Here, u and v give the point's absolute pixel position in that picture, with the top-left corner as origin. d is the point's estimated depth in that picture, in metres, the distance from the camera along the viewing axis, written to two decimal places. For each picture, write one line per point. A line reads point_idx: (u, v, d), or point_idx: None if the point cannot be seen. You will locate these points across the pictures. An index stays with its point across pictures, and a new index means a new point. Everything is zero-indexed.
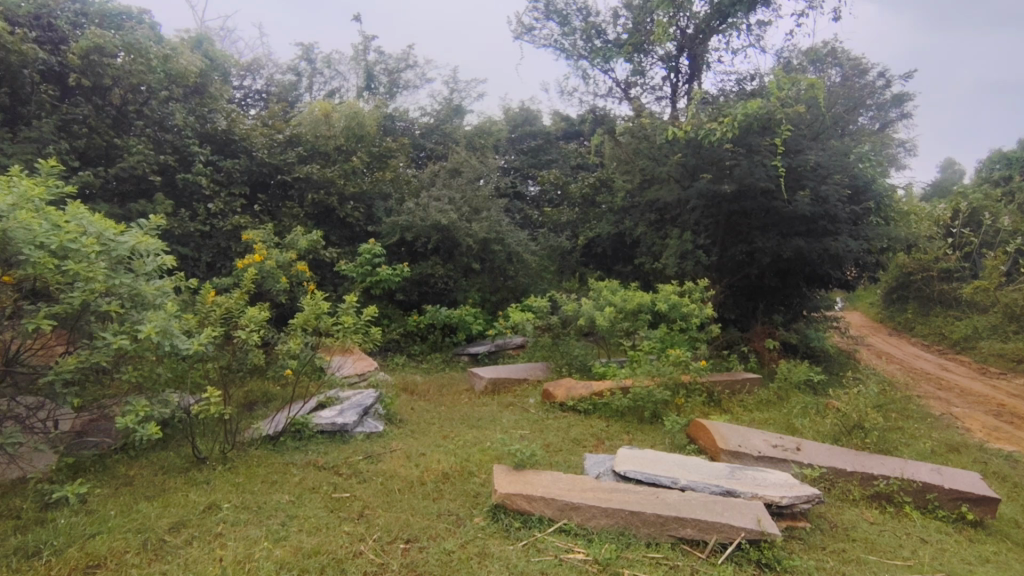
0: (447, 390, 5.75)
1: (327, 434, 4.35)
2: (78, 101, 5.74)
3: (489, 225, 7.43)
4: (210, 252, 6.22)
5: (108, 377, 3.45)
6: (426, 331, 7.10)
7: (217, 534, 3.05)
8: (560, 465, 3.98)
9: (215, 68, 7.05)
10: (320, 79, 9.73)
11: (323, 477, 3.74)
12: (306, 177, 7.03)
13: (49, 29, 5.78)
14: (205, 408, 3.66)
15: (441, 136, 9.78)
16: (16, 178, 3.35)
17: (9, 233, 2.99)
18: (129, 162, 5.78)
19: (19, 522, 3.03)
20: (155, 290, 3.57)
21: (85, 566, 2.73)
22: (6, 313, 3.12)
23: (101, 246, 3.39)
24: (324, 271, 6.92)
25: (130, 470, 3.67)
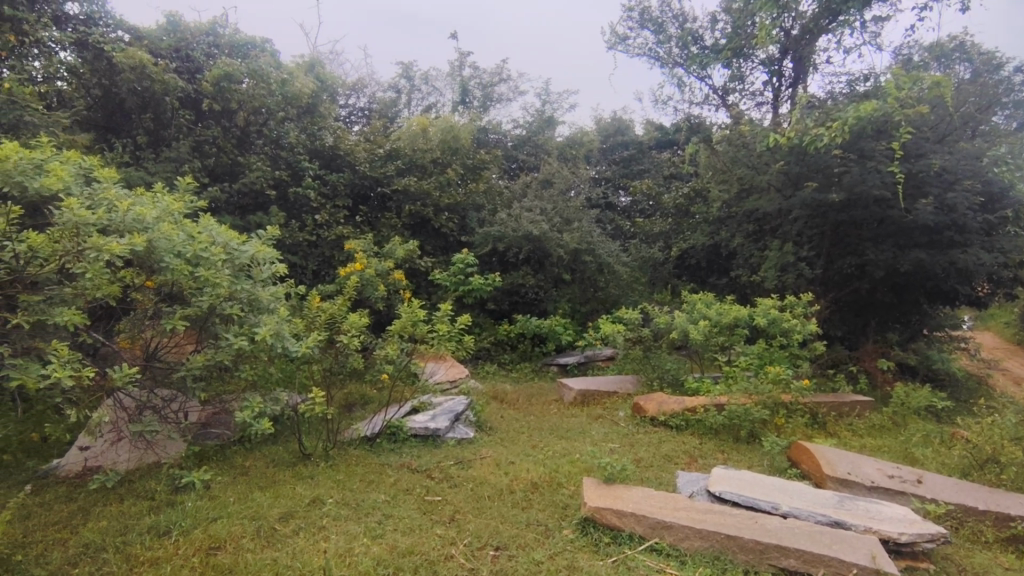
0: (535, 400, 5.78)
1: (420, 437, 4.50)
2: (210, 124, 6.35)
3: (580, 236, 7.43)
4: (316, 260, 6.64)
5: (229, 374, 3.76)
6: (516, 341, 7.25)
7: (321, 527, 3.24)
8: (652, 481, 3.86)
9: (325, 89, 7.50)
10: (419, 95, 10.25)
11: (416, 480, 3.87)
12: (404, 189, 7.35)
13: (187, 60, 6.44)
14: (310, 407, 3.87)
15: (532, 147, 9.91)
16: (161, 194, 3.76)
17: (154, 243, 3.35)
18: (250, 178, 6.32)
19: (154, 503, 3.37)
20: (270, 296, 3.83)
21: (209, 547, 2.98)
22: (148, 313, 3.50)
23: (227, 255, 3.70)
24: (419, 280, 7.20)
25: (246, 461, 3.98)
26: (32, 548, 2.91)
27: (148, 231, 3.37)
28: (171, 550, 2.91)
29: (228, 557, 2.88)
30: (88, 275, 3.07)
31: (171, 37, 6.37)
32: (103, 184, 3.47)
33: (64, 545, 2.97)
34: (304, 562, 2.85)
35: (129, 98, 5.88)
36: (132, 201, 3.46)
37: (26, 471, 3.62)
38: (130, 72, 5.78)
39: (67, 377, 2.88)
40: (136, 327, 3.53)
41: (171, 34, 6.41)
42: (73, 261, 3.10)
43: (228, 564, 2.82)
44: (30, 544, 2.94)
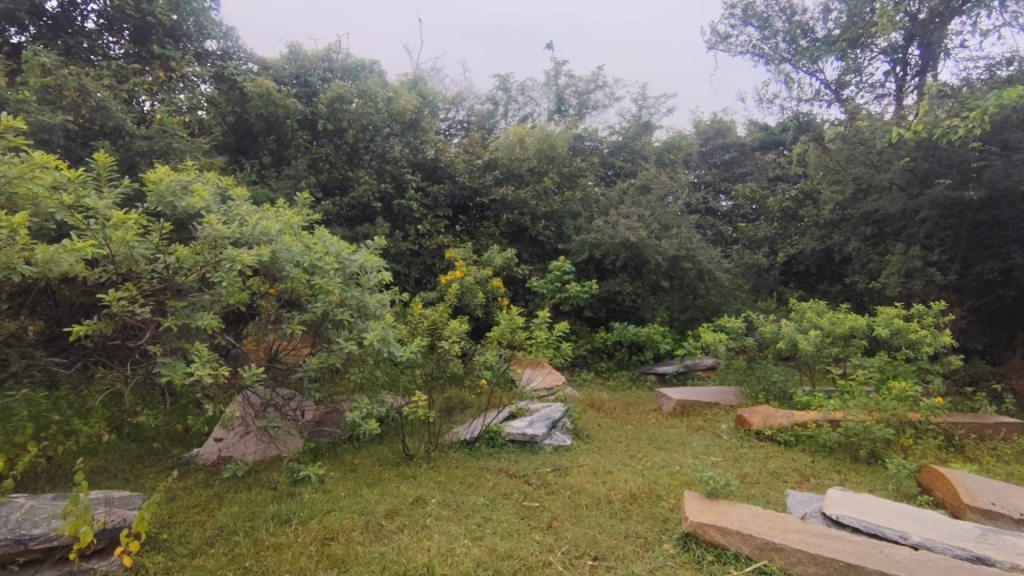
0: (633, 409, 5.68)
1: (518, 443, 4.58)
2: (324, 143, 6.85)
3: (679, 242, 7.24)
4: (418, 269, 6.93)
5: (340, 376, 4.01)
6: (613, 349, 7.16)
7: (424, 526, 3.37)
8: (759, 499, 3.65)
9: (427, 104, 7.80)
10: (515, 106, 10.46)
11: (514, 485, 3.92)
12: (502, 199, 7.52)
13: (305, 85, 7.00)
14: (414, 409, 4.05)
15: (629, 153, 9.81)
16: (283, 209, 4.10)
17: (278, 253, 3.67)
18: (359, 191, 6.71)
19: (276, 493, 3.66)
20: (377, 302, 4.04)
21: (324, 537, 3.19)
22: (271, 317, 3.82)
23: (339, 264, 3.96)
24: (516, 287, 7.31)
25: (355, 459, 4.22)
26: (175, 527, 3.24)
27: (272, 243, 3.69)
28: (291, 538, 3.15)
29: (341, 548, 3.07)
30: (223, 283, 3.41)
31: (292, 65, 6.94)
32: (236, 201, 3.84)
33: (202, 526, 3.29)
34: (410, 558, 2.97)
35: (258, 123, 6.45)
36: (260, 216, 3.79)
37: (172, 457, 4.05)
38: (258, 99, 6.33)
39: (207, 374, 3.21)
40: (261, 330, 3.83)
41: (292, 62, 6.99)
42: (212, 271, 3.46)
43: (342, 555, 3.01)
44: (176, 523, 3.28)
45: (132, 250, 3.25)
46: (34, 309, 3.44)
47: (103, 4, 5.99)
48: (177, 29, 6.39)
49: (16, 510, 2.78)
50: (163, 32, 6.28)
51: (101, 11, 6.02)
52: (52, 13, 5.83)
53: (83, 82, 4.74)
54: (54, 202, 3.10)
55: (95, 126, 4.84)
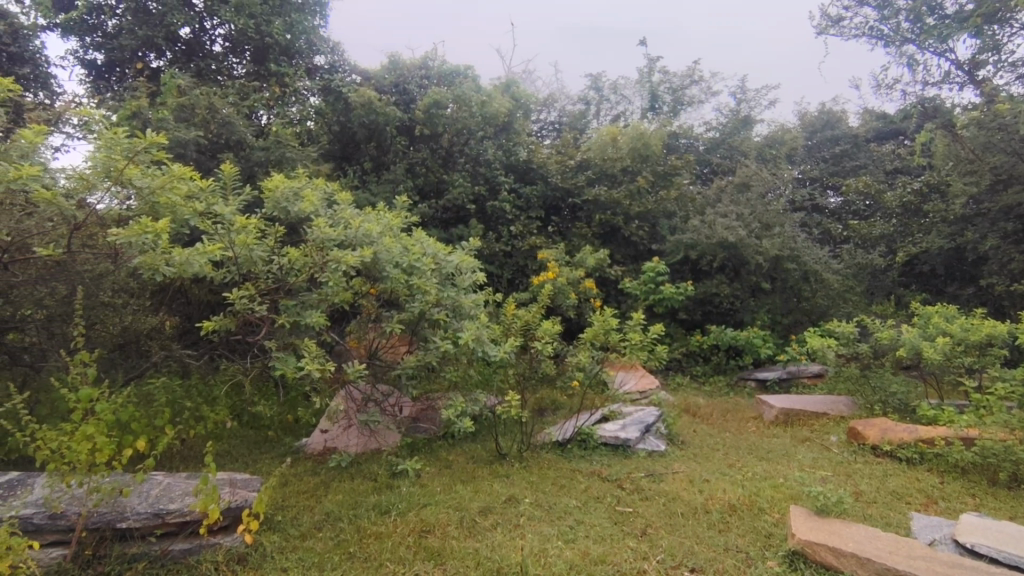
0: (731, 416, 5.43)
1: (610, 446, 4.52)
2: (421, 148, 7.09)
3: (782, 242, 6.92)
4: (511, 269, 7.01)
5: (435, 374, 4.12)
6: (709, 353, 6.88)
7: (517, 524, 3.39)
8: (878, 521, 3.35)
9: (520, 106, 7.85)
10: (607, 105, 10.33)
11: (607, 488, 3.87)
12: (595, 199, 7.46)
13: (404, 93, 7.28)
14: (507, 408, 4.09)
15: (727, 150, 9.42)
16: (385, 212, 4.29)
17: (379, 255, 3.84)
18: (454, 194, 6.89)
19: (376, 484, 3.82)
20: (472, 302, 4.13)
21: (422, 529, 3.29)
22: (371, 316, 3.97)
23: (436, 264, 4.09)
24: (608, 288, 7.22)
25: (450, 455, 4.33)
26: (288, 510, 3.47)
27: (374, 244, 3.86)
28: (391, 528, 3.27)
29: (437, 541, 3.16)
30: (330, 283, 3.62)
31: (392, 74, 7.24)
32: (342, 206, 4.05)
33: (311, 511, 3.49)
34: (503, 556, 3.00)
35: (360, 130, 6.66)
36: (363, 219, 3.98)
37: (283, 445, 4.33)
38: (361, 108, 6.59)
39: (315, 369, 3.42)
40: (362, 329, 3.99)
41: (392, 71, 7.28)
42: (320, 271, 3.67)
43: (438, 548, 3.09)
44: (288, 506, 3.51)
45: (251, 252, 3.53)
46: (171, 305, 3.87)
47: (229, 28, 6.58)
48: (291, 47, 6.88)
49: (155, 486, 3.08)
50: (279, 50, 6.79)
51: (227, 34, 6.61)
52: (186, 39, 6.48)
53: (212, 101, 5.23)
54: (189, 210, 3.44)
55: (222, 139, 5.27)
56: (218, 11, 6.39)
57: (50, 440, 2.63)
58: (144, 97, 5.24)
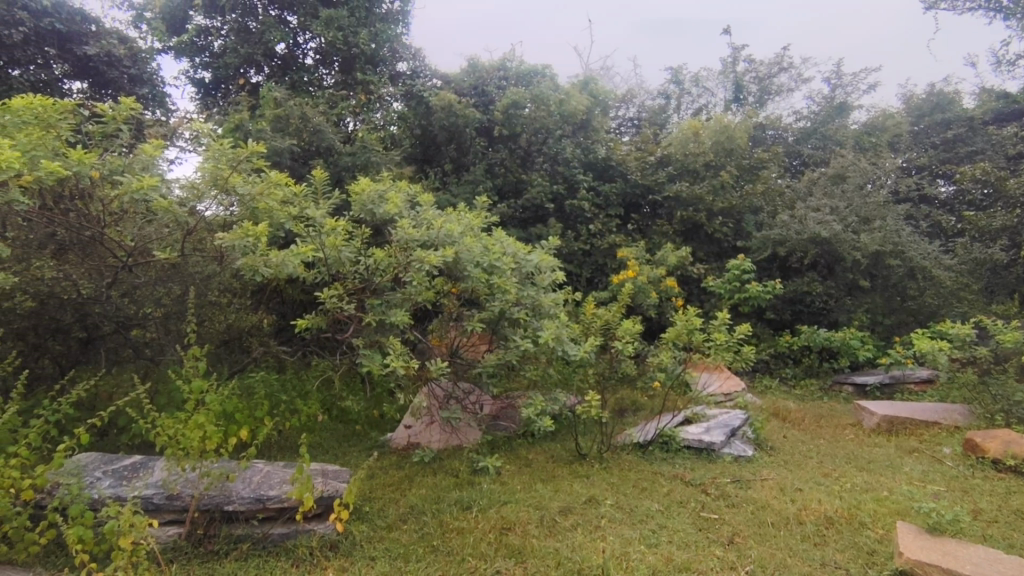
0: (826, 422, 5.10)
1: (693, 449, 4.38)
2: (500, 148, 7.14)
3: (884, 236, 6.52)
4: (590, 268, 6.94)
5: (515, 373, 4.15)
6: (800, 354, 6.50)
7: (597, 526, 3.35)
8: (1000, 543, 3.03)
9: (598, 103, 7.71)
10: (688, 99, 10.05)
11: (691, 493, 3.74)
12: (676, 195, 7.27)
13: (483, 95, 7.36)
14: (587, 408, 4.06)
15: (820, 139, 8.95)
16: (466, 213, 4.37)
17: (461, 255, 3.91)
18: (532, 194, 6.89)
19: (459, 479, 3.89)
20: (551, 301, 4.13)
21: (503, 526, 3.32)
22: (453, 315, 4.03)
23: (516, 264, 4.13)
24: (691, 287, 7.00)
25: (529, 454, 4.34)
26: (375, 501, 3.60)
27: (456, 244, 3.92)
28: (473, 524, 3.32)
29: (518, 539, 3.17)
30: (414, 282, 3.73)
31: (471, 77, 7.34)
32: (424, 207, 4.15)
33: (397, 503, 3.60)
34: (584, 557, 2.97)
35: (441, 133, 6.77)
36: (445, 220, 4.06)
37: (370, 439, 4.47)
38: (441, 111, 6.69)
39: (400, 366, 3.53)
40: (444, 327, 4.04)
41: (472, 74, 7.38)
42: (404, 271, 3.79)
43: (519, 546, 3.10)
44: (375, 497, 3.63)
45: (340, 253, 3.70)
46: (269, 304, 4.12)
47: (319, 42, 6.93)
48: (376, 56, 7.15)
49: (257, 473, 3.29)
50: (364, 60, 7.08)
51: (318, 47, 6.97)
52: (281, 54, 6.89)
53: (306, 111, 5.53)
54: (284, 214, 3.65)
55: (314, 147, 5.55)
56: (310, 26, 6.76)
57: (167, 427, 2.87)
58: (245, 110, 5.62)
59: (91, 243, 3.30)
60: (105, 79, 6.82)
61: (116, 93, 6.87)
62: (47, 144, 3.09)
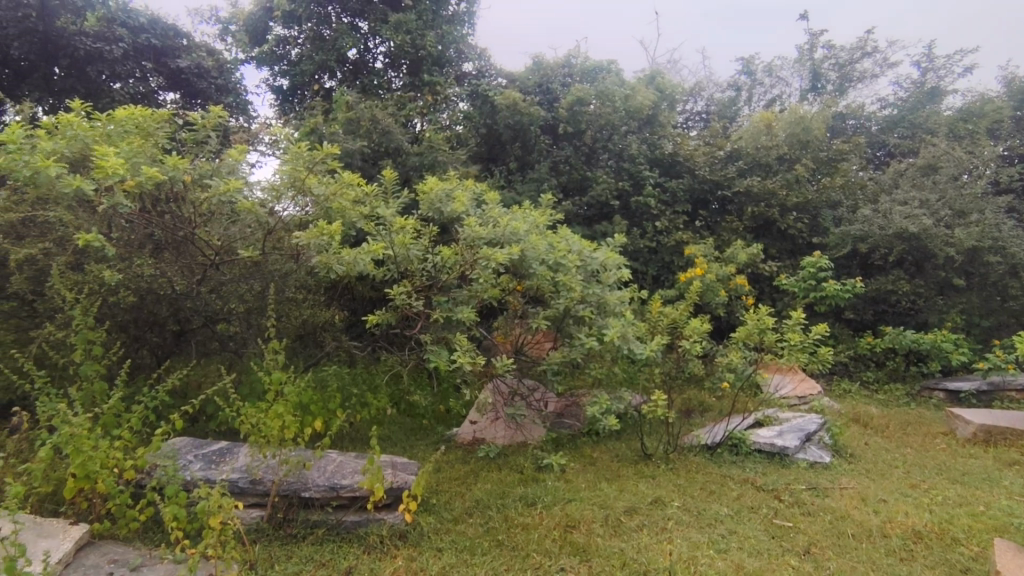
0: (912, 430, 4.79)
1: (765, 453, 4.23)
2: (564, 146, 7.11)
3: (981, 231, 6.08)
4: (656, 266, 6.80)
5: (580, 371, 4.13)
6: (883, 357, 6.12)
7: (664, 528, 3.28)
8: None
9: (665, 98, 7.60)
10: (760, 89, 9.73)
11: (763, 499, 3.60)
12: (747, 190, 7.04)
13: (547, 92, 7.32)
14: (654, 408, 3.99)
15: (908, 127, 8.41)
16: (531, 210, 4.40)
17: (526, 252, 3.94)
18: (597, 191, 6.81)
19: (523, 475, 3.92)
20: (616, 299, 4.10)
21: (566, 523, 3.32)
22: (518, 313, 4.06)
23: (581, 261, 4.13)
24: (762, 285, 6.72)
25: (594, 452, 4.30)
26: (443, 492, 3.68)
27: (521, 242, 3.96)
28: (537, 520, 3.34)
29: (582, 537, 3.16)
30: (481, 279, 3.79)
31: (535, 75, 7.30)
32: (490, 205, 4.21)
33: (462, 496, 3.66)
34: (650, 559, 2.93)
35: (506, 132, 6.81)
36: (511, 218, 4.09)
37: (436, 433, 4.53)
38: (506, 110, 6.73)
39: (467, 362, 3.59)
40: (509, 325, 4.07)
41: (536, 72, 7.36)
42: (470, 268, 3.85)
43: (583, 544, 3.09)
44: (442, 490, 3.70)
45: (409, 251, 3.80)
46: (341, 301, 4.29)
47: (389, 46, 7.13)
48: (442, 57, 7.29)
49: (331, 462, 3.43)
50: (432, 61, 7.22)
51: (388, 51, 7.17)
52: (353, 59, 7.13)
53: (375, 113, 5.69)
54: (356, 213, 3.82)
55: (383, 148, 5.71)
56: (380, 31, 6.95)
57: (250, 416, 3.05)
58: (320, 114, 5.84)
59: (184, 242, 3.55)
60: (195, 90, 7.27)
61: (205, 102, 7.32)
62: (145, 151, 3.37)
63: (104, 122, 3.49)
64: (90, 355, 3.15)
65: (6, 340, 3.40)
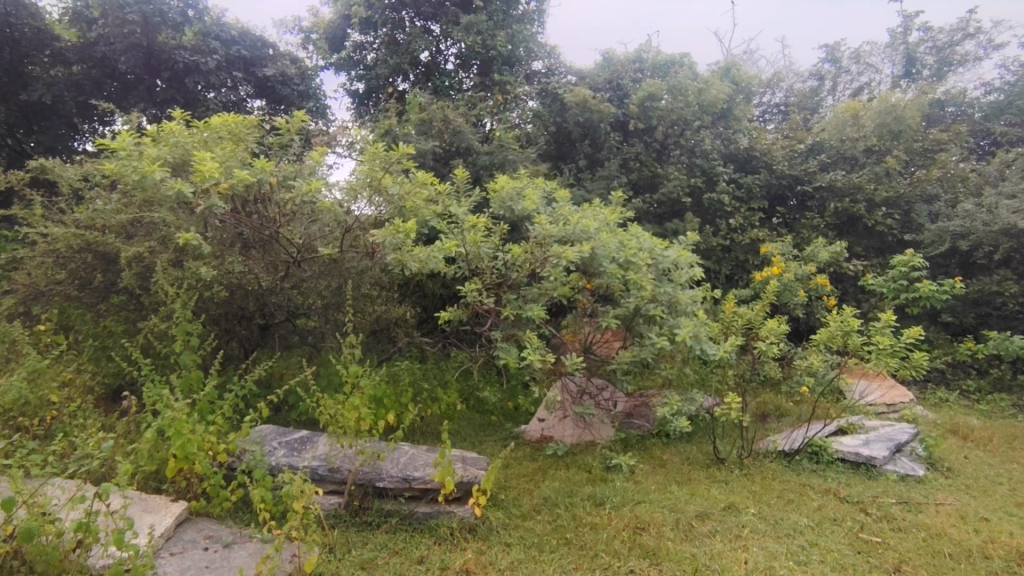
0: (1020, 444, 4.41)
1: (849, 463, 4.01)
2: (634, 143, 6.99)
3: None
4: (730, 264, 6.56)
5: (650, 371, 4.05)
6: (986, 364, 5.69)
7: (739, 536, 3.17)
8: None
9: (740, 91, 7.24)
10: (846, 78, 9.19)
11: (847, 511, 3.40)
12: (830, 185, 6.72)
13: (617, 88, 7.18)
14: (728, 411, 3.85)
15: (1017, 114, 7.75)
16: (600, 208, 4.38)
17: (597, 250, 3.91)
18: (669, 187, 6.63)
19: (591, 475, 3.88)
20: (689, 298, 4.00)
21: (635, 525, 3.26)
22: (587, 311, 4.02)
23: (652, 259, 4.06)
24: (846, 285, 6.36)
25: (664, 454, 4.20)
26: (512, 488, 3.70)
27: (592, 240, 3.93)
28: (606, 520, 3.30)
29: (652, 540, 3.10)
30: (551, 277, 3.80)
31: (606, 71, 7.19)
32: (561, 203, 4.21)
33: (530, 492, 3.67)
34: (724, 567, 2.84)
35: (575, 129, 6.77)
36: (581, 215, 4.08)
37: (505, 430, 4.54)
38: (576, 107, 6.68)
39: (537, 360, 3.60)
40: (577, 323, 4.03)
41: (606, 68, 7.25)
42: (541, 266, 3.87)
43: (654, 547, 3.03)
44: (510, 486, 3.72)
45: (480, 249, 3.85)
46: (414, 298, 4.41)
47: (460, 48, 7.25)
48: (512, 57, 7.37)
49: (404, 454, 3.53)
50: (502, 61, 7.31)
51: (458, 52, 7.29)
52: (425, 62, 7.29)
53: (447, 114, 5.81)
54: (429, 212, 3.94)
55: (454, 148, 5.82)
56: (452, 33, 7.09)
57: (330, 407, 3.19)
58: (394, 116, 6.01)
59: (270, 241, 3.75)
60: (279, 97, 7.68)
61: (288, 108, 7.73)
62: (236, 155, 3.62)
63: (202, 129, 3.76)
64: (188, 346, 3.39)
65: (117, 330, 3.73)
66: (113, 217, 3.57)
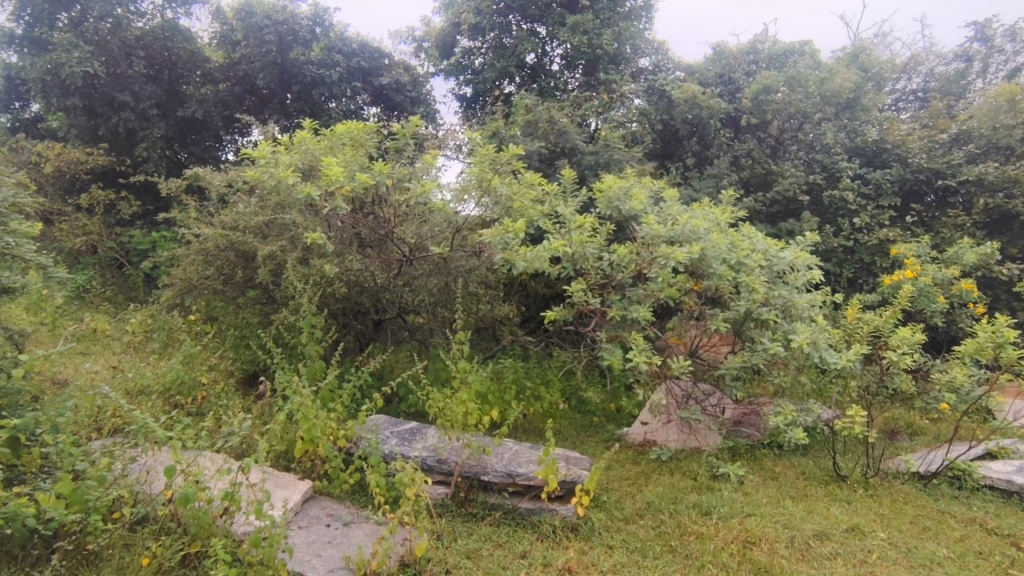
0: None
1: (1000, 492, 3.58)
2: (746, 139, 6.67)
3: None
4: (853, 267, 6.03)
5: (764, 379, 3.84)
6: None
7: (864, 561, 2.92)
8: None
9: (870, 78, 6.83)
10: (999, 58, 8.15)
11: (996, 545, 3.03)
12: (978, 179, 6.08)
13: (728, 82, 6.88)
14: (852, 425, 3.56)
15: None
16: (711, 207, 4.22)
17: (707, 252, 3.75)
18: (784, 185, 6.23)
19: (696, 483, 3.73)
20: (807, 302, 3.75)
21: (746, 539, 3.09)
22: (694, 314, 3.95)
23: (767, 261, 3.87)
24: (997, 291, 5.66)
25: (777, 466, 3.95)
26: (614, 490, 3.64)
27: (701, 240, 3.79)
28: (713, 531, 3.16)
29: (764, 556, 2.93)
30: (659, 278, 3.70)
31: (717, 66, 6.91)
32: (669, 203, 4.11)
33: (633, 496, 3.60)
34: None
35: (683, 126, 6.54)
36: (690, 215, 3.95)
37: (607, 430, 4.43)
38: (684, 104, 6.48)
39: (642, 362, 3.51)
40: (683, 326, 3.98)
41: (717, 62, 6.97)
42: (648, 267, 3.79)
43: (766, 563, 2.86)
44: (612, 488, 3.67)
45: (585, 248, 3.83)
46: (517, 296, 4.50)
47: (565, 48, 7.28)
48: (618, 55, 7.31)
49: (508, 450, 3.62)
50: (607, 60, 7.25)
51: (564, 53, 7.31)
52: (531, 64, 7.38)
53: (553, 114, 5.86)
54: (536, 212, 4.03)
55: (560, 148, 5.84)
56: (558, 34, 7.12)
57: (439, 400, 3.32)
58: (501, 119, 6.13)
59: (383, 240, 3.97)
60: (394, 103, 8.18)
61: (401, 114, 8.19)
62: (357, 160, 3.88)
63: (328, 137, 4.06)
64: (313, 337, 3.67)
65: (253, 321, 4.11)
66: (252, 219, 3.95)
